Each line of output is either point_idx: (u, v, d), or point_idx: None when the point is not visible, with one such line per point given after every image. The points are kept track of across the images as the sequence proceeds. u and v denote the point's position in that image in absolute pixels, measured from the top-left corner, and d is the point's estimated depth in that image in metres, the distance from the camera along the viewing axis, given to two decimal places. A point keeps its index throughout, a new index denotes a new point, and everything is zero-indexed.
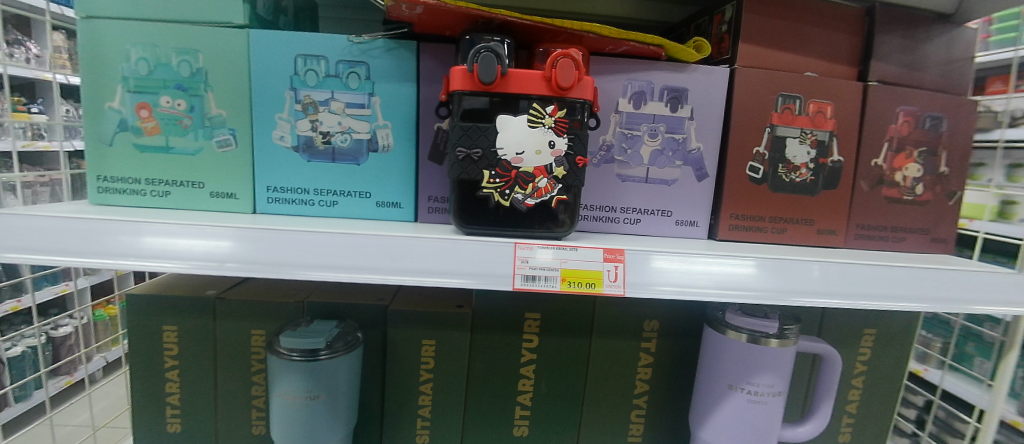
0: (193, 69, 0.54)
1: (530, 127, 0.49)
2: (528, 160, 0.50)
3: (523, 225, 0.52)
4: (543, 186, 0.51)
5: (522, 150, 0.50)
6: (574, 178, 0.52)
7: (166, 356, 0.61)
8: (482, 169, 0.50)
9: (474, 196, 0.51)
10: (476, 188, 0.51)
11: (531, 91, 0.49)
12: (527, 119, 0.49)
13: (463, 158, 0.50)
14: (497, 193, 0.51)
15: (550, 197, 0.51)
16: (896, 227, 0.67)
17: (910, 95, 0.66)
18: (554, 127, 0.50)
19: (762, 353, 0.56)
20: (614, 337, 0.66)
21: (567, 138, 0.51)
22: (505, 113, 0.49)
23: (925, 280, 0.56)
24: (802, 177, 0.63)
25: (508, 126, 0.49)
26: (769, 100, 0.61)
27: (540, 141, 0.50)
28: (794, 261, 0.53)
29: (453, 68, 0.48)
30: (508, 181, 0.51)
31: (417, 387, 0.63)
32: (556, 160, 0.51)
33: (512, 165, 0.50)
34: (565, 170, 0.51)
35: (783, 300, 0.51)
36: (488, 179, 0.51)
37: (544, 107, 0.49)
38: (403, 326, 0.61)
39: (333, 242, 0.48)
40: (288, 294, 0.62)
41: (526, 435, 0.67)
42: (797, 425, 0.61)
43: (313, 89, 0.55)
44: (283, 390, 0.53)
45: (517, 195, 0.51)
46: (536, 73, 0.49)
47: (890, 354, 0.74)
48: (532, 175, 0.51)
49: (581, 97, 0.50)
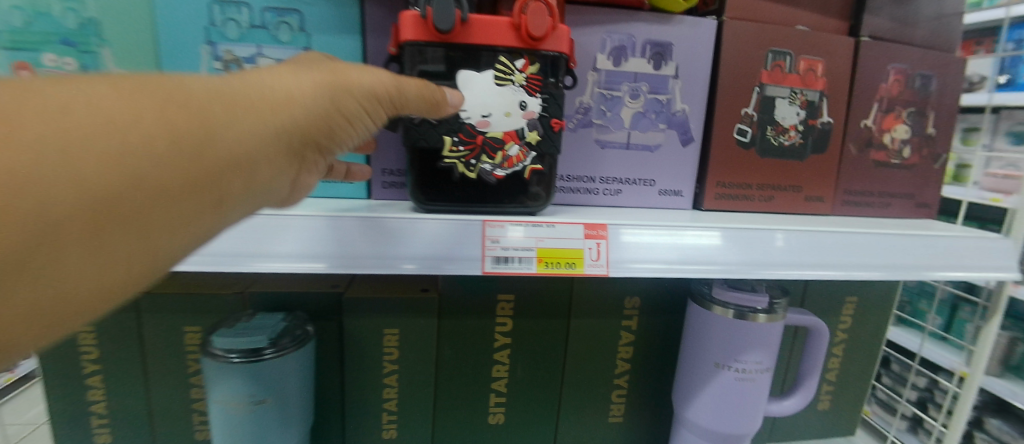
0: (82, 19, 0.44)
1: (498, 85, 0.43)
2: (496, 124, 0.43)
3: (492, 201, 0.46)
4: (514, 155, 0.45)
5: (488, 112, 0.43)
6: (550, 145, 0.46)
7: (85, 360, 0.53)
8: (443, 135, 0.43)
9: (434, 168, 0.45)
10: (436, 158, 0.44)
11: (497, 42, 0.42)
12: (493, 76, 0.42)
13: (419, 122, 0.43)
14: (461, 163, 0.44)
15: (522, 167, 0.45)
16: (883, 192, 0.65)
17: (901, 52, 0.62)
18: (525, 85, 0.43)
19: (747, 329, 0.53)
20: (594, 317, 0.62)
21: (541, 98, 0.44)
22: (468, 68, 0.42)
23: (901, 247, 0.54)
24: (790, 140, 0.59)
25: (472, 84, 0.42)
26: (758, 56, 0.56)
27: (509, 101, 0.43)
28: (756, 230, 0.50)
29: (402, 13, 0.40)
30: (473, 149, 0.44)
31: (381, 380, 0.58)
32: (528, 124, 0.44)
33: (477, 129, 0.43)
34: (539, 135, 0.45)
35: (740, 274, 0.48)
36: (450, 147, 0.44)
37: (513, 61, 0.42)
38: (361, 315, 0.55)
39: (266, 227, 0.40)
40: (226, 284, 0.55)
41: (502, 422, 0.63)
42: (781, 399, 0.59)
43: (235, 43, 0.46)
44: (222, 397, 0.46)
45: (484, 165, 0.44)
46: (502, 20, 0.41)
47: (870, 321, 0.73)
48: (501, 141, 0.44)
49: (555, 50, 0.43)
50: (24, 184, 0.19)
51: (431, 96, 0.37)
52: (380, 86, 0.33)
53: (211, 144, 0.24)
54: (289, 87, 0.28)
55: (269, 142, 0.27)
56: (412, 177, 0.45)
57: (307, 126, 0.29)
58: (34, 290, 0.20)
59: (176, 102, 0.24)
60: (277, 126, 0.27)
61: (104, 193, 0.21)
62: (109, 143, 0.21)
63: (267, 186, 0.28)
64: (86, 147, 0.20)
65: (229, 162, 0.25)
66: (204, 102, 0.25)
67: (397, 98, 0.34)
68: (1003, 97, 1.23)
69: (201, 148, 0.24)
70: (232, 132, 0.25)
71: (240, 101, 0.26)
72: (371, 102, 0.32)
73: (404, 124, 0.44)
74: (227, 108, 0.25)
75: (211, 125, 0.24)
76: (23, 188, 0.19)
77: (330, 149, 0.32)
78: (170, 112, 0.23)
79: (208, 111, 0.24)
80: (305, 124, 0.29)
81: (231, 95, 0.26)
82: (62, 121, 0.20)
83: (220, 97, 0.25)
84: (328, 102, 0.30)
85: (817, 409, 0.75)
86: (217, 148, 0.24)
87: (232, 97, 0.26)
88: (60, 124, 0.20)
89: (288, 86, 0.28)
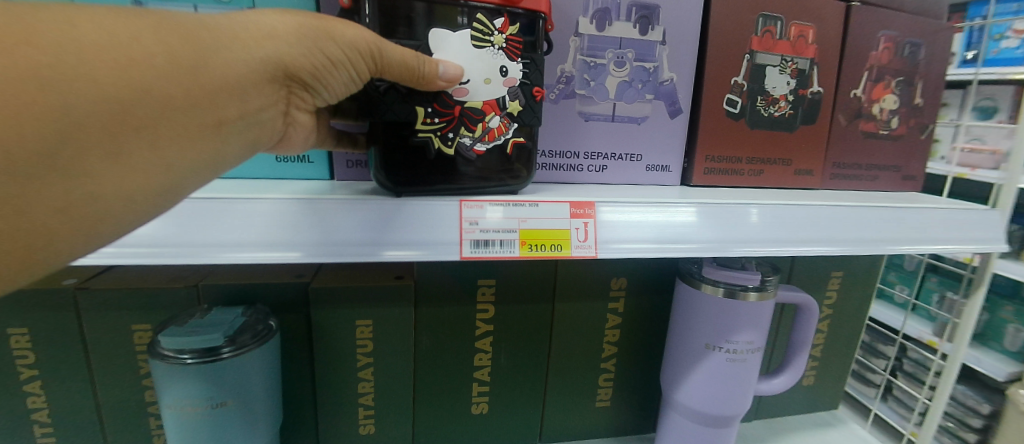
0: None
1: (476, 46, 0.37)
2: (475, 92, 0.39)
3: (473, 180, 0.41)
4: (495, 127, 0.41)
5: (466, 79, 0.38)
6: (531, 116, 0.42)
7: (18, 366, 0.48)
8: (415, 105, 0.38)
9: (406, 144, 0.39)
10: (409, 133, 0.39)
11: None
12: (471, 37, 0.37)
13: (385, 90, 0.37)
14: (436, 137, 0.39)
15: (504, 140, 0.41)
16: (870, 164, 0.63)
17: (891, 18, 0.60)
18: (506, 48, 0.38)
19: (739, 309, 0.51)
20: (579, 300, 0.59)
21: (522, 63, 0.40)
22: (441, 25, 0.36)
23: (889, 220, 0.54)
24: (781, 111, 0.56)
25: (448, 45, 0.37)
26: (749, 21, 0.53)
27: (488, 66, 0.38)
28: (730, 203, 0.47)
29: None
30: (451, 121, 0.39)
31: (355, 374, 0.54)
32: (509, 92, 0.40)
33: (455, 98, 0.38)
34: (521, 105, 0.41)
35: (722, 251, 0.46)
36: (424, 119, 0.38)
37: (491, 19, 0.37)
38: (330, 306, 0.51)
39: (210, 212, 0.35)
40: (177, 277, 0.50)
41: (486, 412, 0.60)
42: (770, 377, 0.58)
43: (166, 2, 0.40)
44: (175, 401, 0.42)
45: (463, 139, 0.40)
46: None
47: (854, 296, 0.72)
48: (481, 112, 0.40)
49: (537, 8, 0.39)
50: (47, 86, 0.20)
51: (419, 66, 0.33)
52: (367, 36, 0.30)
53: (203, 67, 0.24)
54: (280, 19, 0.27)
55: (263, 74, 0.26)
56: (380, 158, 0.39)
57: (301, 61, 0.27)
58: (59, 189, 0.21)
59: (170, 23, 0.23)
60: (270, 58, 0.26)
61: (114, 102, 0.21)
62: (115, 53, 0.21)
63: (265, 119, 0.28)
64: (91, 55, 0.21)
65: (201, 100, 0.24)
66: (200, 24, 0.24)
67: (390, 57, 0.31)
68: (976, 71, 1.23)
69: (191, 71, 0.23)
70: (221, 58, 0.24)
71: (232, 28, 0.25)
72: (358, 52, 0.29)
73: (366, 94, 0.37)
74: (218, 34, 0.24)
75: (201, 49, 0.24)
76: (47, 87, 0.20)
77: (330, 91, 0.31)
78: (165, 32, 0.23)
79: (190, 41, 0.23)
80: (297, 59, 0.27)
81: (223, 22, 0.25)
82: (74, 32, 0.21)
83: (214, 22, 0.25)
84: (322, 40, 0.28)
85: (802, 385, 0.75)
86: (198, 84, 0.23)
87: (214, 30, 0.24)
88: (68, 33, 0.21)
89: (278, 19, 0.27)
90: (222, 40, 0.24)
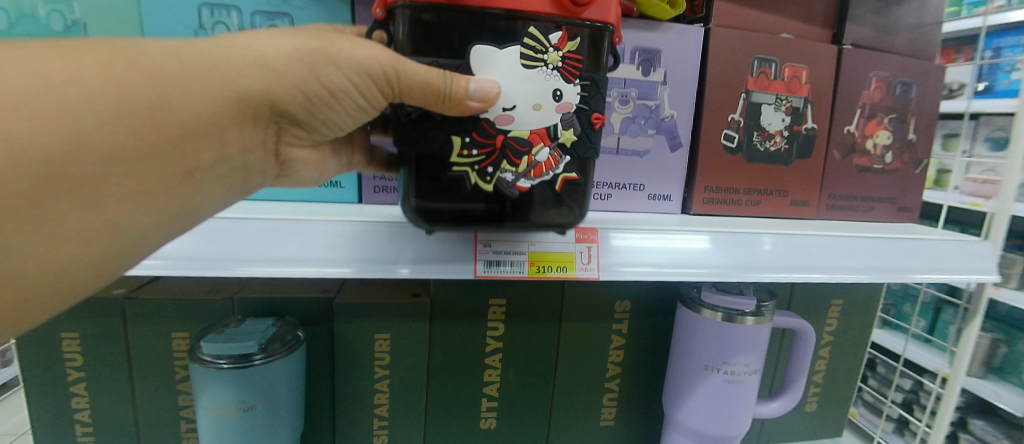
0: (68, 21, 0.43)
1: (526, 66, 0.32)
2: (521, 118, 0.33)
3: (513, 218, 0.36)
4: (543, 160, 0.35)
5: (512, 104, 0.32)
6: (588, 145, 0.36)
7: (68, 368, 0.52)
8: (451, 134, 0.33)
9: (439, 178, 0.34)
10: (444, 166, 0.34)
11: (527, 6, 0.31)
12: (520, 55, 0.31)
13: (417, 117, 0.32)
14: (473, 170, 0.34)
15: (554, 175, 0.36)
16: (866, 196, 0.66)
17: (881, 60, 0.64)
18: (562, 68, 0.32)
19: (735, 332, 0.54)
20: (584, 321, 0.62)
21: (580, 85, 0.34)
22: (487, 40, 0.31)
23: (884, 250, 0.56)
24: (776, 145, 0.60)
25: (492, 66, 0.31)
26: (744, 63, 0.57)
27: (539, 90, 0.32)
28: (745, 234, 0.51)
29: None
30: (491, 153, 0.34)
31: (372, 386, 0.57)
32: (561, 119, 0.34)
33: (497, 127, 0.33)
34: (575, 135, 0.35)
35: (739, 275, 0.49)
36: (460, 150, 0.33)
37: (546, 33, 0.31)
38: (353, 320, 0.55)
39: (255, 230, 0.39)
40: (215, 290, 0.54)
41: (494, 427, 0.63)
42: (768, 401, 0.61)
43: None
44: (209, 403, 0.46)
45: (504, 173, 0.34)
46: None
47: (856, 323, 0.74)
48: (528, 143, 0.34)
49: (602, 19, 0.33)
50: None
51: (445, 90, 0.30)
52: (382, 58, 0.29)
53: (166, 104, 0.26)
54: (271, 48, 0.28)
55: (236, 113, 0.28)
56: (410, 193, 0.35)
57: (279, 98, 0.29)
58: None
59: (142, 63, 0.26)
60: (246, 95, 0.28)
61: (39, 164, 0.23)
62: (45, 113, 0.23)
63: (245, 154, 0.31)
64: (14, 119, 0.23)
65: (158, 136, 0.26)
66: (183, 62, 0.26)
67: (411, 77, 0.29)
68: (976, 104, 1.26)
69: (153, 109, 0.26)
70: (191, 97, 0.26)
71: (212, 64, 0.27)
72: (367, 75, 0.29)
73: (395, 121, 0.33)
74: (194, 69, 0.26)
75: (170, 89, 0.26)
76: None
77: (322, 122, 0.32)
78: (130, 72, 0.25)
79: (161, 78, 0.26)
80: (274, 89, 0.28)
81: (201, 56, 0.27)
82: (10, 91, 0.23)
83: (198, 59, 0.27)
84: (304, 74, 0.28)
85: (805, 411, 0.76)
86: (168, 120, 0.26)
87: (191, 63, 0.27)
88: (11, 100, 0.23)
89: (271, 48, 0.28)
90: (195, 79, 0.26)
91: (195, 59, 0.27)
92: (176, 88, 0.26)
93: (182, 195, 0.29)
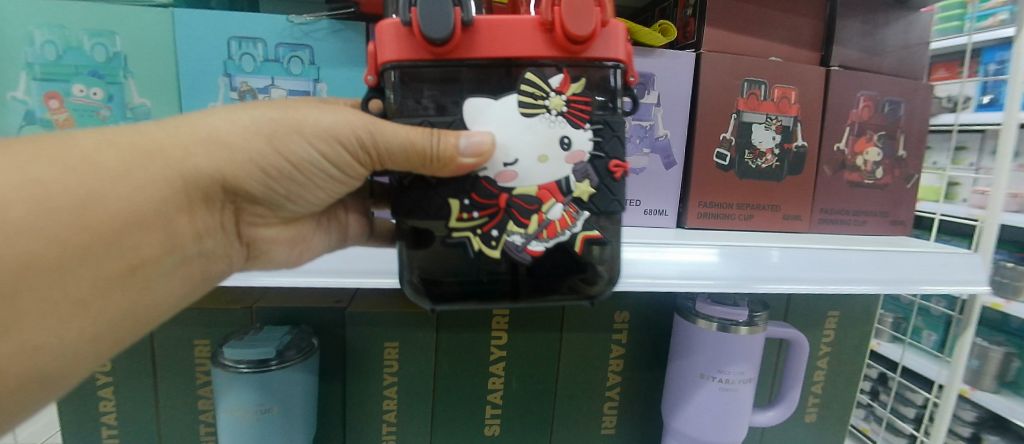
0: (110, 53, 0.47)
1: (526, 115, 0.32)
2: (529, 171, 0.33)
3: (526, 284, 0.36)
4: (554, 219, 0.35)
5: (514, 158, 0.33)
6: (605, 193, 0.36)
7: (96, 373, 0.56)
8: (449, 196, 0.34)
9: (441, 246, 0.35)
10: (445, 231, 0.35)
11: (520, 53, 0.31)
12: (519, 104, 0.32)
13: (412, 180, 0.34)
14: (476, 234, 0.35)
15: (570, 233, 0.36)
16: (858, 211, 0.68)
17: (870, 80, 0.66)
18: (566, 113, 0.33)
19: (729, 341, 0.56)
20: (585, 331, 0.65)
21: (589, 129, 0.34)
22: (479, 92, 0.32)
23: (874, 263, 0.58)
24: (767, 163, 0.63)
25: (489, 117, 0.32)
26: (734, 85, 0.60)
27: (543, 140, 0.33)
28: (753, 247, 0.54)
29: (381, 24, 0.30)
30: (494, 214, 0.34)
31: (381, 392, 0.60)
32: (575, 169, 0.34)
33: (500, 185, 0.34)
34: (592, 186, 0.35)
35: (745, 287, 0.53)
36: (460, 213, 0.34)
37: (545, 79, 0.32)
38: (364, 328, 0.58)
39: None
40: (235, 299, 0.58)
41: (497, 434, 0.65)
42: (764, 410, 0.63)
43: (250, 75, 0.49)
44: (230, 405, 0.49)
45: (513, 236, 0.35)
46: (529, 19, 0.31)
47: (853, 334, 0.76)
48: (536, 200, 0.34)
49: (606, 58, 0.33)
50: None
51: (429, 147, 0.31)
52: (355, 125, 0.33)
53: (106, 196, 0.29)
54: (224, 128, 0.32)
55: (185, 195, 0.32)
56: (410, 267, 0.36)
57: (231, 173, 0.33)
58: None
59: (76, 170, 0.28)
60: (196, 175, 0.32)
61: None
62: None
63: (195, 230, 0.34)
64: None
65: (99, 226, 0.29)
66: (131, 152, 0.30)
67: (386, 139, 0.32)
68: (966, 116, 1.29)
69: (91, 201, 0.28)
70: (138, 184, 0.30)
71: (162, 148, 0.31)
72: (336, 138, 0.33)
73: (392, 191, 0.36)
74: (141, 155, 0.30)
75: (110, 182, 0.29)
76: None
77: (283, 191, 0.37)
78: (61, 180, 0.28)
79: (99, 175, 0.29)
80: (224, 165, 0.32)
81: (147, 143, 0.31)
82: None
83: (146, 146, 0.31)
84: (262, 149, 0.33)
85: (804, 421, 0.77)
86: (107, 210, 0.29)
87: (139, 151, 0.30)
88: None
89: (223, 126, 0.32)
90: (142, 166, 0.30)
91: (143, 148, 0.31)
92: (118, 178, 0.29)
93: (137, 286, 0.32)
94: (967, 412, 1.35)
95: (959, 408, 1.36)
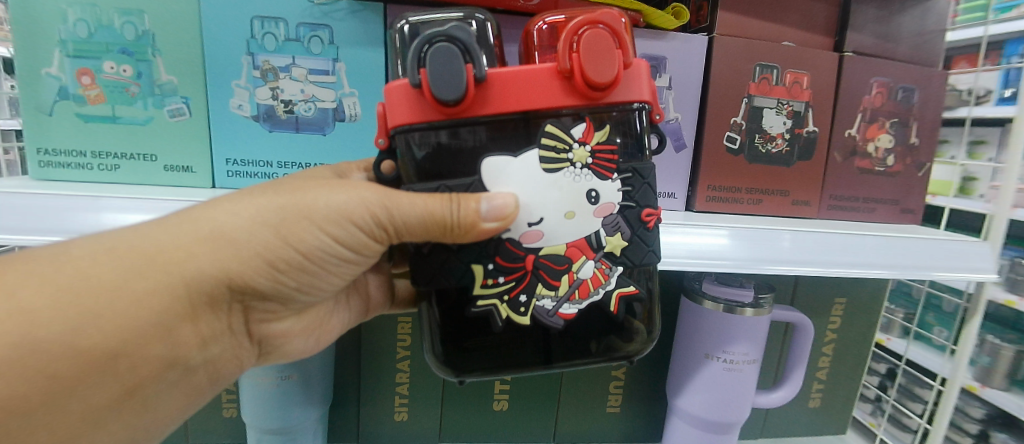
0: (139, 31, 0.49)
1: (549, 172, 0.36)
2: (559, 229, 0.38)
3: (559, 345, 0.41)
4: (585, 280, 0.40)
5: (542, 217, 0.37)
6: (639, 242, 0.40)
7: None
8: (472, 263, 0.38)
9: (465, 313, 0.39)
10: (470, 296, 0.39)
11: (533, 104, 0.35)
12: (543, 158, 0.36)
13: (432, 248, 0.38)
14: (501, 301, 0.39)
15: (601, 291, 0.41)
16: (868, 198, 0.69)
17: (884, 66, 0.66)
18: (593, 166, 0.37)
19: (736, 322, 0.57)
20: None
21: (620, 181, 0.39)
22: (497, 149, 0.36)
23: (885, 249, 0.59)
24: (777, 147, 0.63)
25: (515, 180, 0.36)
26: (746, 69, 0.60)
27: (569, 200, 0.37)
28: (768, 231, 0.55)
29: (389, 87, 0.34)
30: (520, 278, 0.39)
31: (394, 365, 0.65)
32: (605, 223, 0.39)
33: (525, 246, 0.38)
34: (623, 240, 0.40)
35: (753, 267, 0.54)
36: (483, 279, 0.38)
37: (569, 129, 0.36)
38: None
39: None
40: None
41: (506, 409, 0.68)
42: (770, 392, 0.64)
43: (272, 54, 0.51)
44: (253, 373, 0.53)
45: (544, 300, 0.40)
46: (544, 68, 0.34)
47: (858, 321, 0.76)
48: (564, 257, 0.39)
49: (627, 98, 0.37)
50: None
51: (448, 215, 0.34)
52: (372, 203, 0.36)
53: (100, 309, 0.31)
54: (228, 223, 0.35)
55: (190, 299, 0.35)
56: (437, 338, 0.41)
57: (237, 268, 0.36)
58: None
59: (74, 283, 0.31)
60: (201, 277, 0.35)
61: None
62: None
63: (199, 335, 0.37)
64: None
65: (96, 339, 0.31)
66: (130, 258, 0.33)
67: (403, 213, 0.35)
68: (980, 111, 1.26)
69: (84, 317, 0.31)
70: (134, 294, 0.32)
71: (166, 250, 0.33)
72: (349, 212, 0.37)
73: (411, 257, 0.39)
74: (143, 262, 0.33)
75: (104, 300, 0.31)
76: None
77: (292, 282, 0.40)
78: (62, 295, 0.30)
79: (92, 297, 0.31)
80: (224, 263, 0.35)
81: (149, 250, 0.33)
82: None
83: (148, 249, 0.33)
84: (271, 242, 0.36)
85: (807, 406, 0.79)
86: (103, 323, 0.31)
87: (142, 260, 0.33)
88: None
89: (228, 221, 0.35)
90: (141, 272, 0.32)
91: (149, 250, 0.33)
92: (116, 287, 0.32)
93: (136, 376, 0.34)
94: (976, 409, 1.31)
95: (969, 405, 1.34)
